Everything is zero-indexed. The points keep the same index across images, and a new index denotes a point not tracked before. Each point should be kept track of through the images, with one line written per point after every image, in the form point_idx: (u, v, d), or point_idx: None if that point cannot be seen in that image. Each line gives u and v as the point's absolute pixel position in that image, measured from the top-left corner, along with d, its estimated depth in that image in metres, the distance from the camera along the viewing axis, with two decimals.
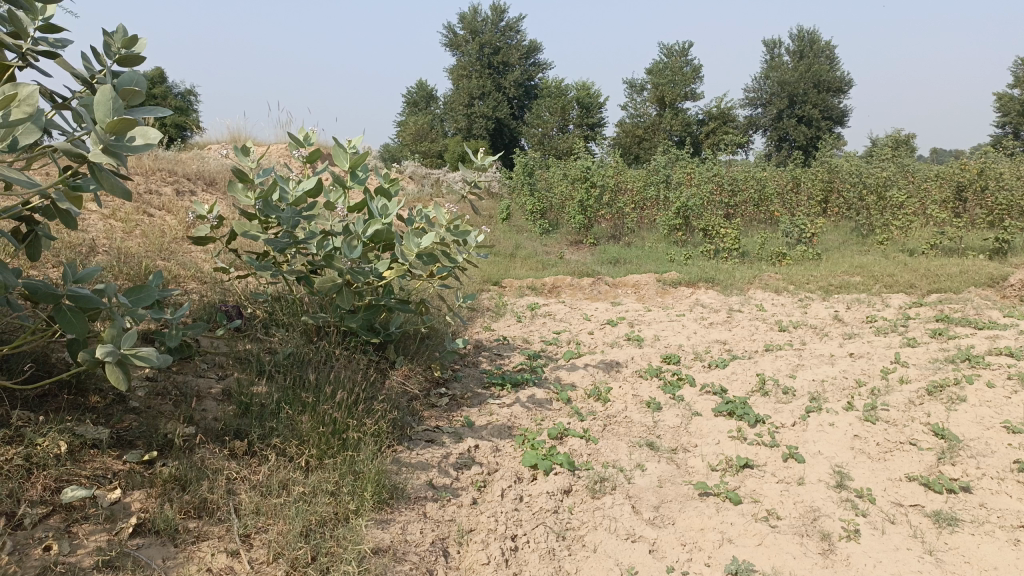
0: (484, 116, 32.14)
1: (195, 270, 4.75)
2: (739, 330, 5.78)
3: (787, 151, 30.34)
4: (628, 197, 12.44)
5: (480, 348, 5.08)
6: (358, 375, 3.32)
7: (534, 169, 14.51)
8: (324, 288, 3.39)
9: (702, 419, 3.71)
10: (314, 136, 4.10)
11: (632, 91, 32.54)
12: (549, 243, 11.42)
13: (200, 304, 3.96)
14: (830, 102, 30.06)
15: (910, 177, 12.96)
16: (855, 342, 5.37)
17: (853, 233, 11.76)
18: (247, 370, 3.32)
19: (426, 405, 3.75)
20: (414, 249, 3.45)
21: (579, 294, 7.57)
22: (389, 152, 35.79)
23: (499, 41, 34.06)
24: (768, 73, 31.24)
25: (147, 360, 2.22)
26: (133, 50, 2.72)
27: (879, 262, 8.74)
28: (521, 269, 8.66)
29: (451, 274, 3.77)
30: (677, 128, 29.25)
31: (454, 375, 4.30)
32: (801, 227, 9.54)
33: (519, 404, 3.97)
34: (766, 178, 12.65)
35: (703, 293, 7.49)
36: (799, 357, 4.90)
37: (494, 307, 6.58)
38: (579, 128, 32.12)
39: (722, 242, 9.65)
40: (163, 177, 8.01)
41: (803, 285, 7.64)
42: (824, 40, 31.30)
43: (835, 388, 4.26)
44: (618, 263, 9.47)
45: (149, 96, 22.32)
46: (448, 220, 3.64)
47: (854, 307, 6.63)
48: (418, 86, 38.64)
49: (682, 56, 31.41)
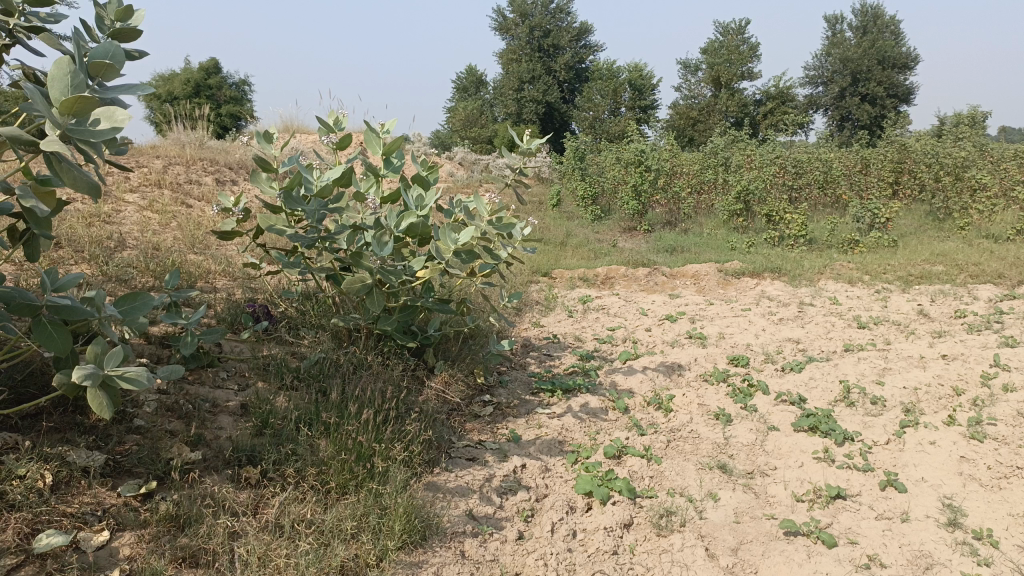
0: (535, 100, 31.62)
1: (226, 265, 4.48)
2: (813, 327, 5.28)
3: (849, 131, 29.08)
4: (684, 181, 11.88)
5: (529, 348, 4.70)
6: (390, 386, 2.98)
7: (586, 153, 14.00)
8: (353, 290, 3.01)
9: (780, 436, 3.27)
10: (346, 120, 3.74)
11: (687, 72, 31.62)
12: (601, 230, 10.97)
13: (225, 304, 3.67)
14: (896, 78, 28.69)
15: (989, 156, 12.07)
16: (946, 341, 4.81)
17: (928, 216, 10.99)
18: (269, 381, 3.01)
19: (468, 417, 3.39)
20: (451, 246, 3.06)
21: (634, 286, 7.14)
22: (439, 138, 35.61)
23: (550, 23, 33.47)
24: (830, 49, 29.90)
25: (135, 382, 1.94)
26: (129, 23, 2.42)
27: (962, 248, 8.06)
28: (572, 259, 8.25)
29: (495, 271, 3.38)
30: (734, 109, 28.26)
31: (499, 380, 3.94)
32: (873, 212, 8.89)
33: (571, 414, 3.58)
34: (832, 159, 11.92)
35: (769, 284, 6.96)
36: (884, 360, 4.39)
37: (544, 300, 6.20)
38: (631, 110, 31.36)
39: (787, 229, 9.07)
40: (204, 165, 7.84)
41: (878, 276, 7.05)
42: (889, 14, 29.86)
43: (930, 398, 3.75)
44: (675, 251, 8.98)
45: (205, 86, 22.51)
46: (491, 211, 3.24)
47: (939, 300, 6.04)
48: (468, 71, 38.31)
49: (739, 35, 30.40)
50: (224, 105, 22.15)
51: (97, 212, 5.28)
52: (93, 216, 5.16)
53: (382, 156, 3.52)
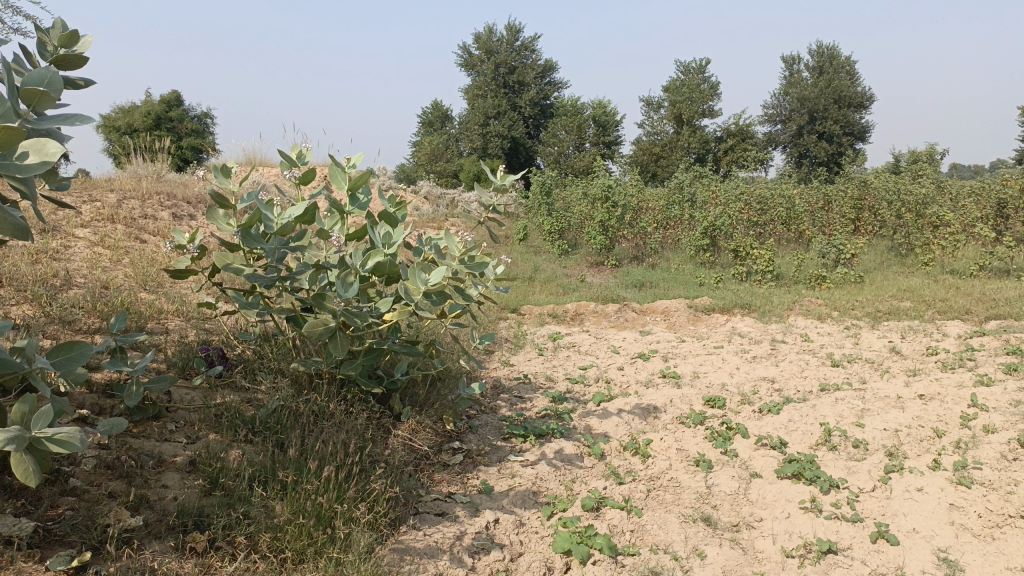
0: (500, 135, 31.74)
1: (180, 303, 4.26)
2: (788, 365, 5.19)
3: (808, 167, 29.70)
4: (650, 216, 11.88)
5: (499, 389, 4.53)
6: (352, 437, 2.79)
7: (552, 188, 13.96)
8: (315, 334, 2.80)
9: (763, 483, 3.15)
10: (309, 154, 3.57)
11: (650, 108, 32.07)
12: (569, 265, 10.88)
13: (177, 348, 3.46)
14: (851, 117, 29.43)
15: (947, 193, 12.30)
16: (922, 380, 4.74)
17: (891, 252, 11.12)
18: (222, 433, 2.80)
19: (437, 466, 3.21)
20: (421, 288, 2.88)
21: (604, 323, 7.02)
22: (405, 173, 35.49)
23: (515, 59, 33.75)
24: (787, 88, 30.58)
25: (66, 444, 1.73)
26: (74, 49, 2.24)
27: (927, 284, 8.11)
28: (541, 295, 8.12)
29: (465, 312, 3.20)
30: (696, 145, 28.68)
31: (469, 425, 3.75)
32: (839, 248, 8.93)
33: (545, 462, 3.41)
34: (795, 195, 12.03)
35: (739, 320, 6.90)
36: (862, 401, 4.30)
37: (513, 338, 6.04)
38: (596, 146, 31.66)
39: (755, 264, 9.07)
40: (161, 200, 7.58)
41: (847, 312, 7.04)
42: (844, 55, 30.73)
43: (912, 441, 3.65)
44: (644, 287, 8.91)
45: (166, 118, 22.18)
46: (462, 250, 3.07)
47: (910, 337, 6.01)
48: (433, 105, 38.38)
49: (699, 73, 30.96)
50: (185, 138, 21.80)
51: (43, 249, 5.01)
52: (39, 253, 4.89)
53: (347, 191, 3.35)
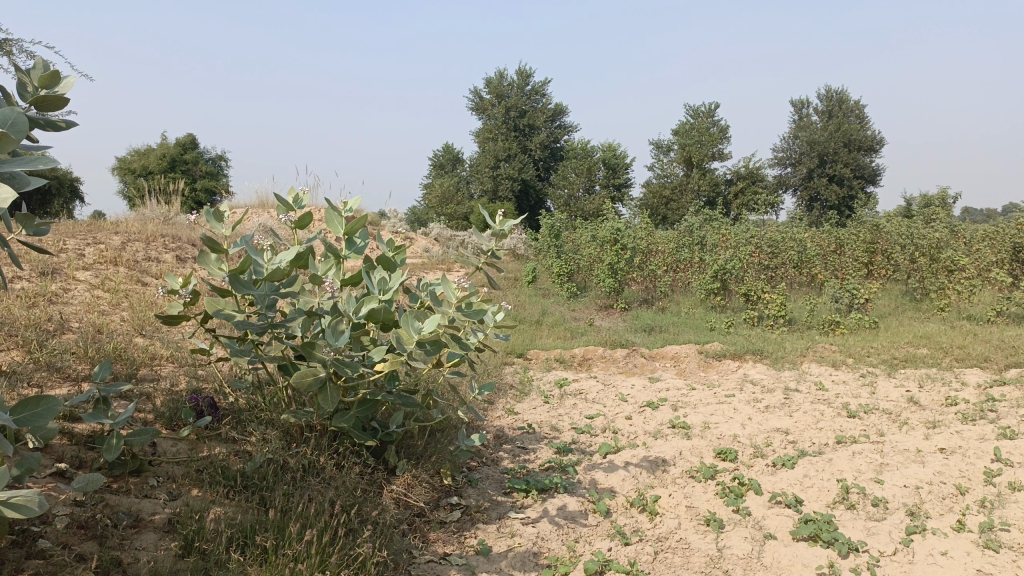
0: (511, 177, 31.89)
1: (176, 349, 4.16)
2: (802, 415, 5.01)
3: (818, 210, 29.62)
4: (660, 259, 11.77)
5: (502, 439, 4.38)
6: (342, 495, 2.66)
7: (561, 230, 13.90)
8: (304, 385, 2.68)
9: (778, 546, 2.99)
10: (306, 198, 3.49)
11: (660, 151, 32.20)
12: (577, 308, 10.75)
13: (167, 398, 3.34)
14: (861, 161, 29.43)
15: (961, 237, 12.14)
16: (942, 432, 4.55)
17: (904, 297, 10.95)
18: (207, 488, 2.67)
19: (433, 524, 3.07)
20: (414, 336, 2.78)
21: (612, 368, 6.87)
22: (416, 215, 35.67)
23: (525, 104, 34.08)
24: (797, 132, 30.66)
25: (23, 509, 1.60)
26: (54, 90, 2.18)
27: (944, 330, 7.92)
28: (548, 339, 7.98)
29: (463, 361, 3.08)
30: (706, 188, 28.72)
31: (468, 479, 3.61)
32: (852, 292, 8.77)
33: (547, 519, 3.25)
34: (806, 239, 11.91)
35: (751, 367, 6.73)
36: (880, 454, 4.12)
37: (519, 384, 5.90)
38: (606, 188, 31.76)
39: (766, 309, 8.91)
40: (165, 241, 7.53)
41: (862, 359, 6.86)
42: (853, 99, 30.86)
43: (934, 499, 3.46)
44: (653, 331, 8.76)
45: (181, 161, 22.42)
46: (459, 296, 2.96)
47: (928, 386, 5.82)
48: (444, 148, 38.70)
49: (709, 117, 31.12)
50: (198, 180, 21.99)
51: (41, 292, 4.94)
52: (37, 296, 4.83)
53: (344, 236, 3.25)
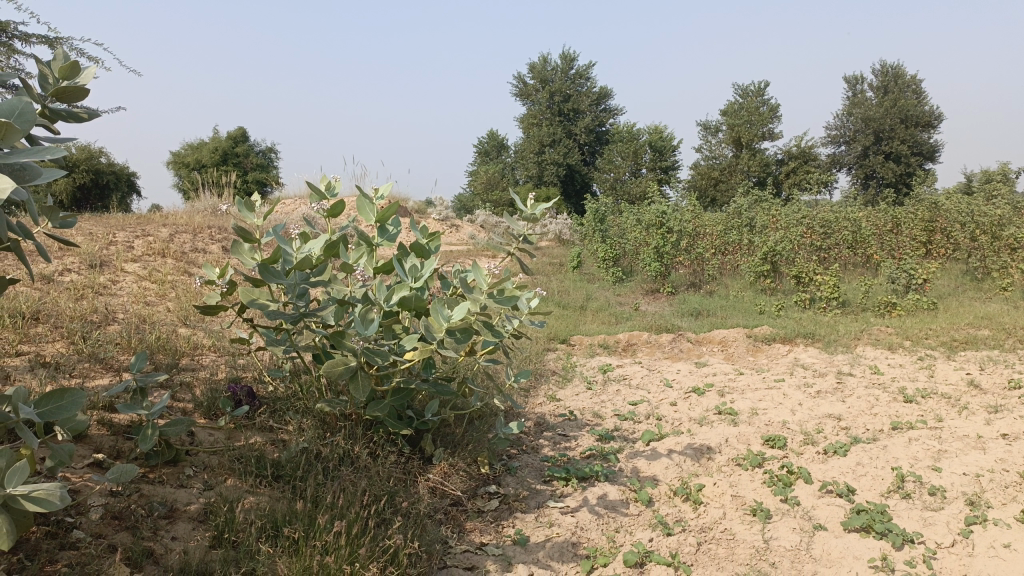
0: (556, 163, 31.67)
1: (217, 339, 4.18)
2: (855, 401, 4.83)
3: (874, 189, 28.71)
4: (708, 241, 11.51)
5: (543, 426, 4.31)
6: (375, 485, 2.64)
7: (607, 215, 13.72)
8: (334, 374, 2.65)
9: (828, 537, 2.87)
10: (339, 186, 3.45)
11: (708, 132, 31.59)
12: (623, 293, 10.60)
13: (206, 388, 3.36)
14: (919, 137, 28.40)
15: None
16: (1005, 417, 4.32)
17: (965, 276, 10.52)
18: (243, 477, 2.68)
19: (470, 513, 3.03)
20: (443, 325, 2.73)
21: (658, 354, 6.74)
22: (462, 202, 35.74)
23: (570, 88, 33.76)
24: (850, 109, 29.73)
25: (44, 502, 1.61)
26: (75, 81, 2.19)
27: (1008, 311, 7.56)
28: (592, 324, 7.87)
29: (497, 348, 3.01)
30: (756, 168, 28.09)
31: (507, 467, 3.55)
32: (909, 272, 8.45)
33: (586, 509, 3.17)
34: (860, 218, 11.52)
35: (802, 351, 6.52)
36: (938, 441, 3.93)
37: (561, 370, 5.82)
38: (652, 172, 31.33)
39: (818, 291, 8.65)
40: (211, 232, 7.64)
41: (920, 341, 6.59)
42: (909, 73, 29.77)
43: (996, 487, 3.27)
44: (700, 315, 8.58)
45: (232, 154, 22.83)
46: (490, 284, 2.89)
47: (990, 369, 5.56)
48: (489, 134, 38.62)
49: (758, 96, 30.39)
50: (249, 172, 22.36)
51: (90, 285, 5.04)
52: (85, 289, 4.92)
53: (376, 223, 3.20)
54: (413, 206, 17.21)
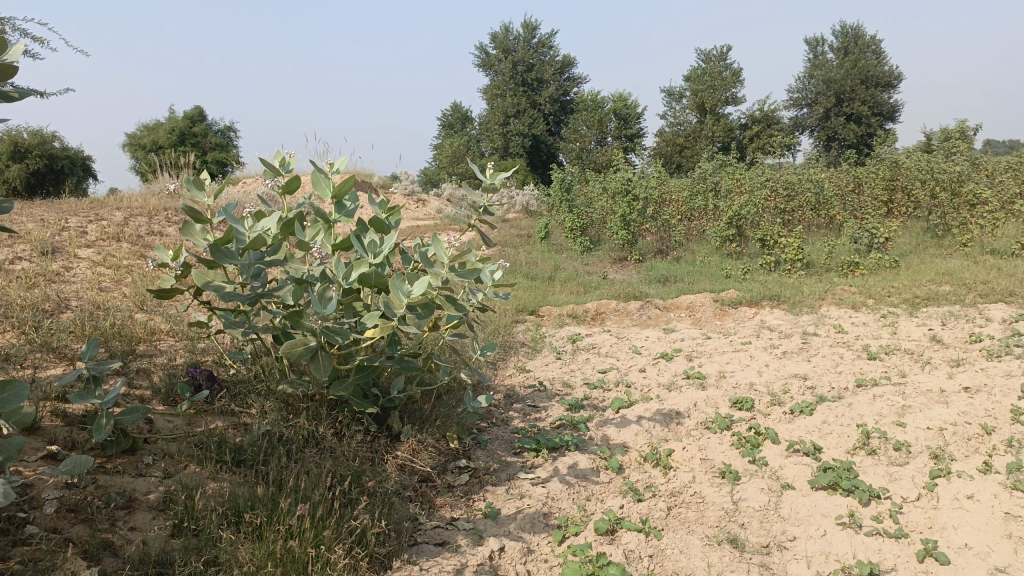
0: (521, 133, 31.46)
1: (175, 323, 4.08)
2: (821, 360, 4.88)
3: (836, 150, 28.98)
4: (674, 207, 11.53)
5: (512, 398, 4.29)
6: (340, 466, 2.62)
7: (573, 184, 13.66)
8: (294, 355, 2.59)
9: (796, 496, 2.90)
10: (293, 161, 3.36)
11: (672, 99, 31.56)
12: (591, 262, 10.60)
13: (165, 373, 3.28)
14: (879, 97, 28.65)
15: (983, 169, 11.77)
16: (966, 371, 4.39)
17: (926, 233, 10.67)
18: (205, 462, 2.64)
19: (440, 488, 3.01)
20: (404, 301, 2.68)
21: (626, 321, 6.75)
22: (428, 177, 35.43)
23: (533, 57, 33.46)
24: (811, 71, 29.87)
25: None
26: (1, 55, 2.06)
27: (968, 266, 7.69)
28: (561, 294, 7.86)
29: (462, 322, 2.97)
30: (720, 133, 28.19)
31: (477, 440, 3.53)
32: (871, 231, 8.54)
33: (557, 478, 3.17)
34: (823, 179, 11.61)
35: (768, 313, 6.58)
36: (902, 397, 3.98)
37: (530, 342, 5.80)
38: (618, 140, 31.29)
39: (783, 253, 8.72)
40: (168, 215, 7.46)
41: (882, 299, 6.68)
42: (868, 34, 29.96)
43: (959, 440, 3.33)
44: (668, 282, 8.61)
45: (190, 134, 22.33)
46: (451, 257, 2.84)
47: (951, 324, 5.65)
48: (453, 107, 38.22)
49: (720, 61, 30.39)
50: (209, 152, 21.91)
51: (42, 273, 4.89)
52: (37, 277, 4.77)
53: (332, 198, 3.12)
54: (378, 182, 16.99)
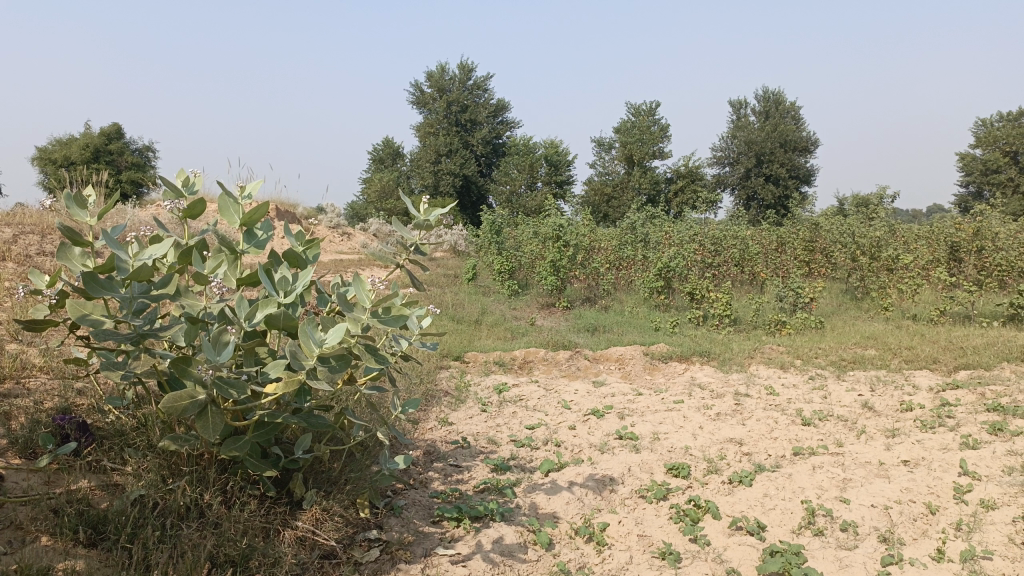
0: (452, 173, 31.29)
1: (50, 357, 3.56)
2: (755, 424, 4.70)
3: (756, 209, 29.91)
4: (603, 256, 11.44)
5: (432, 456, 3.92)
6: (221, 553, 2.26)
7: (503, 226, 13.44)
8: (177, 410, 2.19)
9: None
10: (199, 182, 2.97)
11: (601, 149, 32.07)
12: (518, 306, 10.36)
13: (27, 420, 2.79)
14: (797, 161, 29.84)
15: (898, 236, 12.17)
16: (902, 442, 4.27)
17: (846, 295, 10.90)
18: (59, 535, 2.21)
19: (344, 567, 2.63)
20: (314, 351, 2.32)
21: (555, 372, 6.48)
22: (356, 211, 34.83)
23: (467, 98, 33.53)
24: (734, 132, 30.88)
25: None
26: None
27: (890, 330, 7.77)
28: (487, 340, 7.54)
29: (382, 374, 2.62)
30: (647, 186, 28.68)
31: (391, 505, 3.14)
32: (797, 291, 8.58)
33: (480, 556, 2.83)
34: (749, 236, 11.75)
35: (698, 370, 6.43)
36: (842, 469, 3.81)
37: (454, 390, 5.44)
38: (547, 185, 31.59)
39: (712, 308, 8.65)
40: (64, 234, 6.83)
41: (810, 360, 6.63)
42: (789, 101, 31.28)
43: (906, 521, 3.17)
44: (596, 331, 8.42)
45: (105, 152, 21.30)
46: (373, 301, 2.50)
47: (880, 390, 5.59)
48: (385, 142, 37.85)
49: (650, 116, 31.09)
50: (124, 170, 20.88)
51: None
52: None
53: (240, 226, 2.73)
54: (301, 212, 16.41)
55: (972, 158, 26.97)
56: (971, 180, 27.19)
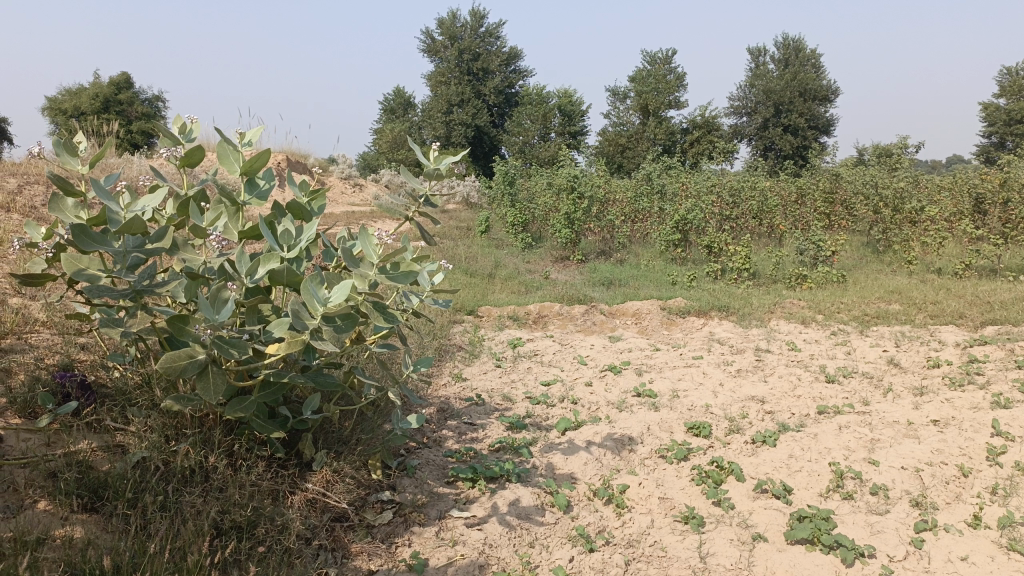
0: (464, 123, 30.82)
1: (52, 312, 3.45)
2: (778, 381, 4.56)
3: (773, 160, 29.34)
4: (618, 207, 11.22)
5: (446, 413, 3.82)
6: (224, 521, 2.17)
7: (516, 177, 13.19)
8: (176, 370, 2.08)
9: (771, 552, 2.57)
10: (197, 129, 2.82)
11: (616, 99, 31.44)
12: (531, 259, 10.21)
13: (26, 378, 2.68)
14: (816, 110, 29.14)
15: (923, 187, 11.84)
16: (931, 401, 4.13)
17: (867, 249, 10.66)
18: (55, 499, 2.12)
19: (355, 532, 2.54)
20: (320, 309, 2.19)
21: (570, 326, 6.35)
22: (368, 162, 34.51)
23: (479, 46, 32.82)
24: (753, 81, 30.14)
25: None
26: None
27: (914, 285, 7.58)
28: (501, 294, 7.40)
29: (392, 332, 2.48)
30: (662, 136, 28.14)
31: (404, 466, 3.05)
32: (818, 244, 8.36)
33: (496, 519, 2.73)
34: (768, 187, 11.46)
35: (717, 325, 6.27)
36: (869, 429, 3.68)
37: (468, 345, 5.33)
38: (561, 136, 31.12)
39: (730, 262, 8.46)
40: None
41: (832, 315, 6.46)
42: (809, 47, 30.41)
43: (938, 484, 3.05)
44: (612, 285, 8.26)
45: (115, 102, 21.04)
46: (383, 256, 2.35)
47: (905, 346, 5.44)
48: (396, 92, 37.28)
49: (666, 64, 30.35)
50: (134, 120, 20.63)
51: None
52: None
53: (241, 176, 2.57)
54: (312, 163, 16.18)
55: (996, 108, 26.20)
56: (995, 130, 26.47)
